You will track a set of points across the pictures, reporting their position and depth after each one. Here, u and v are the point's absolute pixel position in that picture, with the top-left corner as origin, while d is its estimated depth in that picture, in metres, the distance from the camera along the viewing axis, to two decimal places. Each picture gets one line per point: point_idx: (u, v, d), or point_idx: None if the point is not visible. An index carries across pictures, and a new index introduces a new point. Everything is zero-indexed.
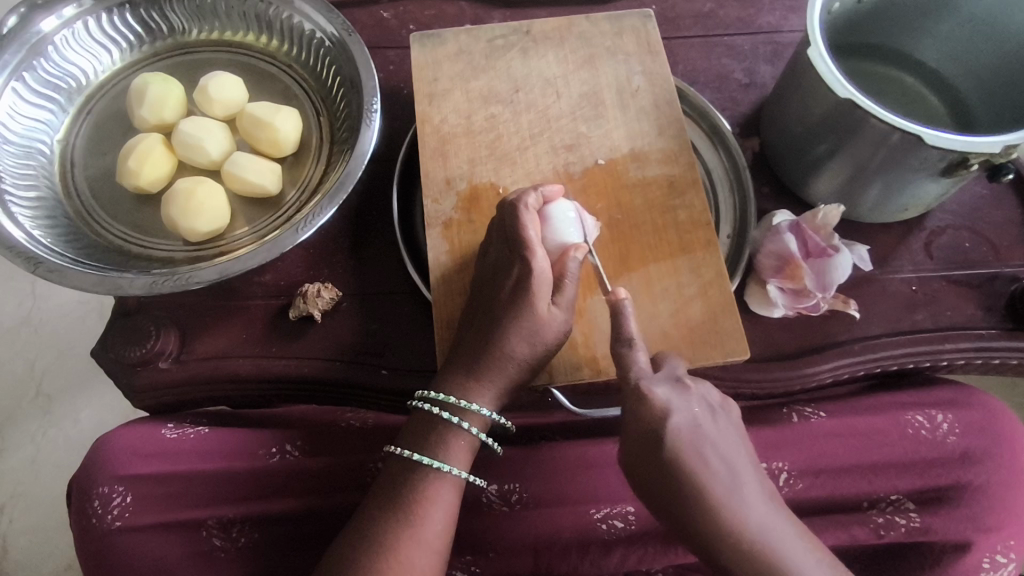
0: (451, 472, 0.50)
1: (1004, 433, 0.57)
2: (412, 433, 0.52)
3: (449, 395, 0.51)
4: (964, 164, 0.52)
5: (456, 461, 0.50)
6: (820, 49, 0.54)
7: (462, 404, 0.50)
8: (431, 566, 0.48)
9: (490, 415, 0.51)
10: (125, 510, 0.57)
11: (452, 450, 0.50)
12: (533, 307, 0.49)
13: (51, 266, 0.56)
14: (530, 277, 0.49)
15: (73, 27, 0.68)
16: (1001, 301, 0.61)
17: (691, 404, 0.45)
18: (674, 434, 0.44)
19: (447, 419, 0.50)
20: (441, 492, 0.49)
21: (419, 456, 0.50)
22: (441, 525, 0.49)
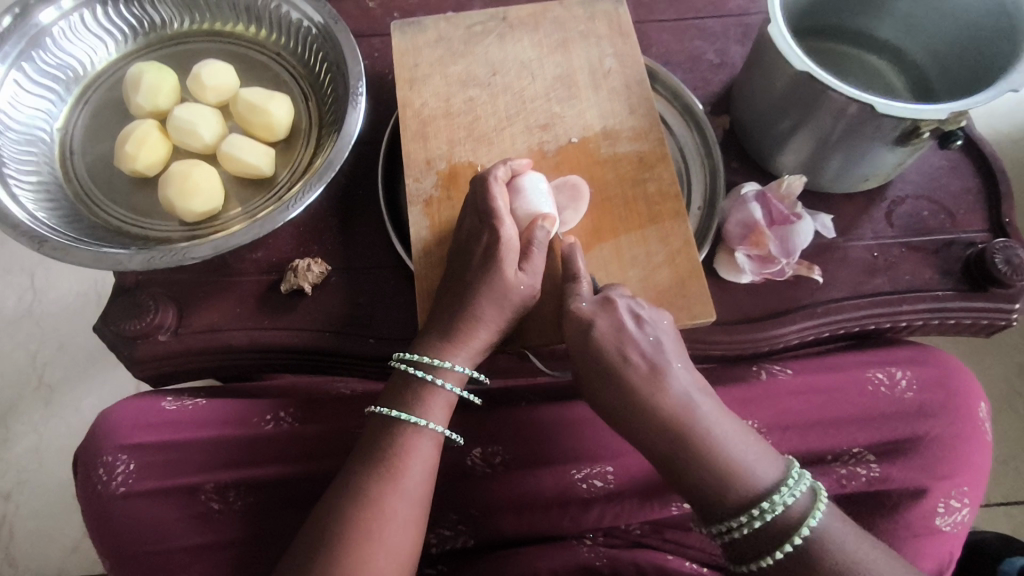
0: (429, 427, 0.53)
1: (959, 389, 0.61)
2: (391, 392, 0.55)
3: (422, 354, 0.54)
4: (917, 132, 0.55)
5: (433, 416, 0.53)
6: (779, 27, 0.57)
7: (435, 362, 0.53)
8: (414, 515, 0.51)
9: (465, 372, 0.54)
10: (128, 476, 0.60)
11: (430, 408, 0.53)
12: (500, 273, 0.52)
13: (55, 244, 0.59)
14: (498, 244, 0.53)
15: (70, 19, 0.70)
16: (958, 265, 0.64)
17: (615, 311, 0.53)
18: (596, 335, 0.52)
19: (422, 377, 0.53)
20: (421, 444, 0.53)
21: (396, 413, 0.53)
22: (421, 476, 0.52)
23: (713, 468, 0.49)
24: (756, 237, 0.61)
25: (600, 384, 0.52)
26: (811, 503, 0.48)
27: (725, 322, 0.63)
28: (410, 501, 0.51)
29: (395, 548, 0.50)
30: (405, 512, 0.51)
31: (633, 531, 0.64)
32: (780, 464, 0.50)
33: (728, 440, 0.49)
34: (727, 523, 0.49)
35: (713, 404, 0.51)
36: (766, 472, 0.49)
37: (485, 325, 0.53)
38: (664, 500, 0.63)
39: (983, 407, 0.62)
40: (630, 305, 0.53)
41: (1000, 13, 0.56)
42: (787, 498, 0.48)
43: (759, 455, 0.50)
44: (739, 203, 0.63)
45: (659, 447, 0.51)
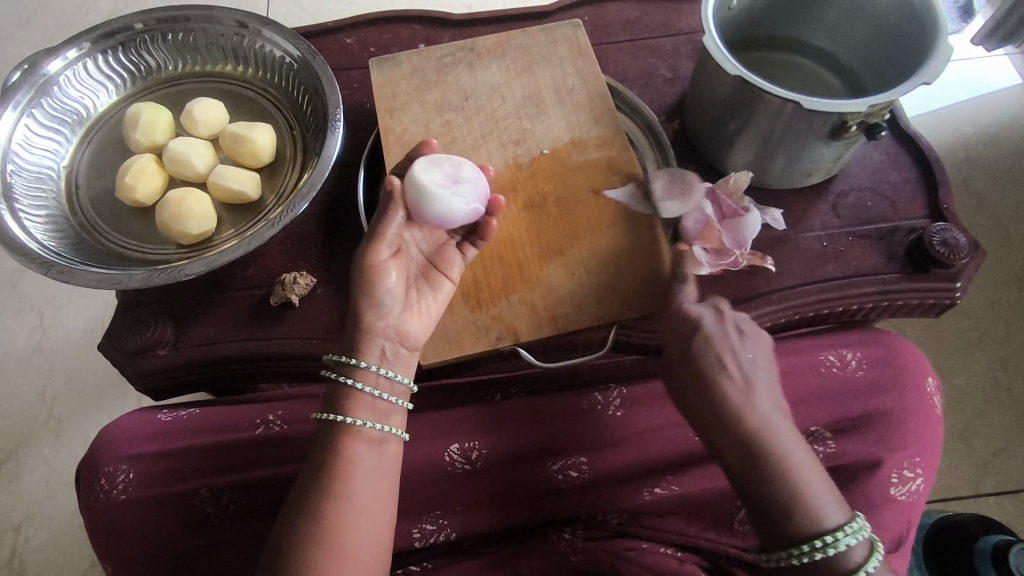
0: (361, 426, 0.56)
1: (907, 365, 0.65)
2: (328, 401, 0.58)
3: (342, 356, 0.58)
4: (845, 126, 0.60)
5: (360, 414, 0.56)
6: (712, 36, 0.62)
7: (352, 362, 0.57)
8: (388, 506, 0.55)
9: (377, 370, 0.57)
10: (129, 484, 0.64)
11: (356, 407, 0.56)
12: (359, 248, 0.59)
13: (62, 269, 0.64)
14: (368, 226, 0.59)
15: (75, 68, 0.77)
16: (900, 250, 0.68)
17: (724, 326, 0.58)
18: (705, 340, 0.57)
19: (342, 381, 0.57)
20: (360, 449, 0.55)
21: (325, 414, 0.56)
22: (388, 479, 0.56)
23: (786, 490, 0.51)
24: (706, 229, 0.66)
25: (689, 390, 0.57)
26: (869, 551, 0.49)
27: (693, 311, 0.67)
28: (373, 497, 0.54)
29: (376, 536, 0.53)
30: (376, 502, 0.54)
31: (613, 521, 0.65)
32: (846, 508, 0.51)
33: (802, 467, 0.52)
34: (782, 551, 0.50)
35: (793, 436, 0.53)
36: (832, 510, 0.50)
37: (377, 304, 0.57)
38: (637, 485, 0.65)
39: (931, 383, 0.66)
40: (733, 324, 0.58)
41: (913, 16, 0.62)
42: (847, 537, 0.48)
43: (829, 494, 0.51)
44: (690, 197, 0.67)
45: (736, 465, 0.53)
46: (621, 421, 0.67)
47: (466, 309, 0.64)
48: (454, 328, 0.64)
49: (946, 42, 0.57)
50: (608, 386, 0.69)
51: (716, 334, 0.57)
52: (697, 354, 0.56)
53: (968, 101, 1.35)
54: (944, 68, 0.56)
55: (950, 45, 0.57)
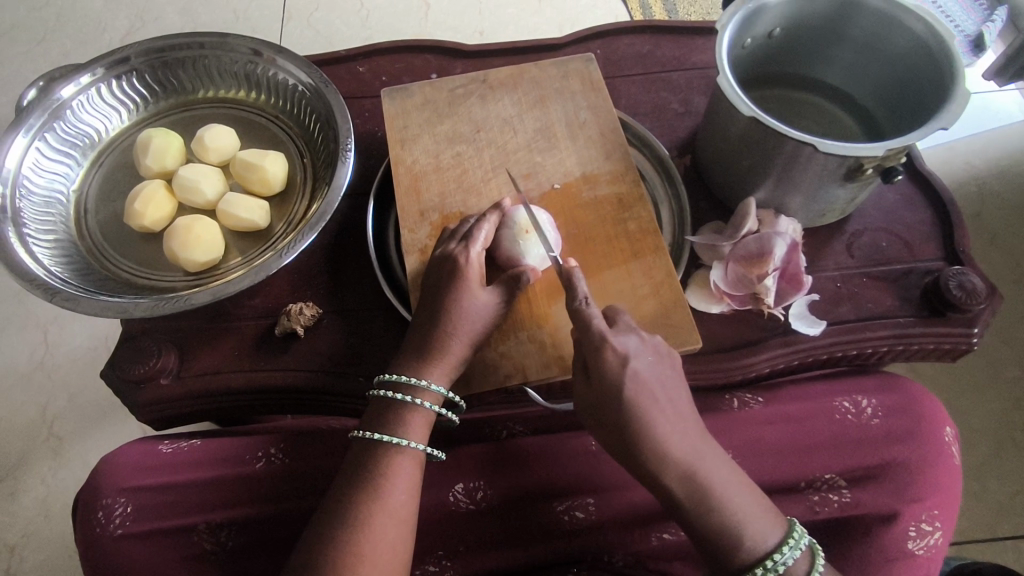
0: (410, 447, 0.57)
1: (925, 414, 0.64)
2: (372, 416, 0.59)
3: (399, 376, 0.58)
4: (860, 168, 0.60)
5: (414, 436, 0.57)
6: (727, 77, 0.62)
7: (411, 382, 0.57)
8: (402, 532, 0.54)
9: (441, 391, 0.58)
10: (126, 518, 0.62)
11: (410, 428, 0.57)
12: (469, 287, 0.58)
13: (67, 295, 0.64)
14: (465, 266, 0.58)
15: (88, 93, 0.77)
16: (917, 293, 0.67)
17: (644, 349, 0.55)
18: (631, 379, 0.53)
19: (401, 399, 0.57)
20: (402, 465, 0.56)
21: (376, 435, 0.57)
22: (405, 495, 0.55)
23: (725, 517, 0.52)
24: (760, 274, 0.65)
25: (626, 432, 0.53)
26: (809, 560, 0.53)
27: (703, 352, 0.66)
28: (396, 515, 0.54)
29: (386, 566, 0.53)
30: (395, 525, 0.54)
31: (618, 563, 0.64)
32: (780, 527, 0.54)
33: (737, 498, 0.53)
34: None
35: (725, 470, 0.54)
36: (769, 531, 0.53)
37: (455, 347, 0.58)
38: (645, 531, 0.64)
39: (949, 432, 0.64)
40: (648, 344, 0.55)
41: (928, 59, 0.61)
42: (792, 552, 0.52)
43: (764, 515, 0.54)
44: (753, 239, 0.66)
45: (682, 496, 0.53)
46: None
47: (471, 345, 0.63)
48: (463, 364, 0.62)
49: (963, 87, 0.57)
50: None
51: (652, 366, 0.54)
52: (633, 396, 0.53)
53: (979, 135, 1.34)
54: (962, 113, 0.55)
55: (967, 90, 0.56)
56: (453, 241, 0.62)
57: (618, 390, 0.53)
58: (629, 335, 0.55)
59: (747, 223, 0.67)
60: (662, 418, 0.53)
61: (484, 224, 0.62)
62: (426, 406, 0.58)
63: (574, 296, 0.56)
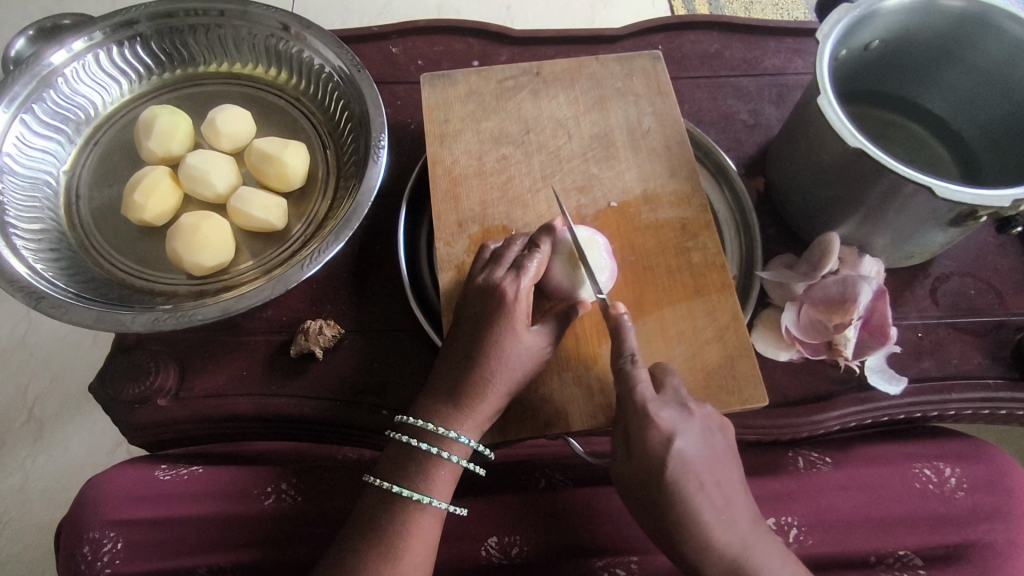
0: (431, 505, 0.49)
1: (1015, 489, 0.58)
2: (389, 463, 0.50)
3: (426, 422, 0.50)
4: (973, 216, 0.52)
5: (437, 492, 0.49)
6: (830, 97, 0.54)
7: (440, 432, 0.49)
8: None
9: (471, 445, 0.50)
10: (115, 556, 0.55)
11: (434, 482, 0.49)
12: (514, 328, 0.49)
13: (53, 302, 0.55)
14: (507, 303, 0.50)
15: (83, 60, 0.67)
16: (1007, 350, 0.61)
17: (694, 429, 0.46)
18: (674, 464, 0.45)
19: (425, 450, 0.49)
20: (422, 525, 0.48)
21: (396, 487, 0.48)
22: (421, 558, 0.48)
23: None
24: (841, 323, 0.57)
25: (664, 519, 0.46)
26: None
27: (768, 406, 0.59)
28: None
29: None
30: None
31: None
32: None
33: None
34: None
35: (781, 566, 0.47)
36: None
37: (493, 397, 0.50)
38: None
39: None
40: (698, 416, 0.47)
41: None
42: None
43: None
44: (833, 282, 0.58)
45: None
46: None
47: None
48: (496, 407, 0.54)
49: None
50: None
51: (700, 446, 0.46)
52: (674, 485, 0.45)
53: None
54: None
55: None
56: (500, 268, 0.52)
57: (657, 471, 0.45)
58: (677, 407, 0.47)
59: (828, 263, 0.59)
60: (705, 502, 0.46)
61: (538, 253, 0.52)
62: (453, 459, 0.49)
63: (622, 353, 0.47)
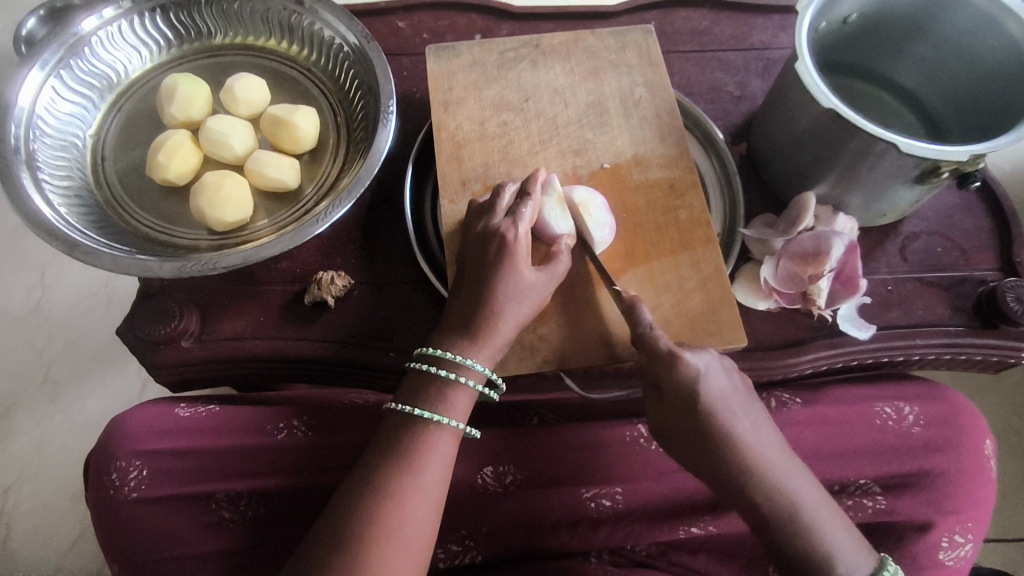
0: (450, 425, 0.53)
1: (967, 425, 0.63)
2: (408, 389, 0.55)
3: (445, 351, 0.54)
4: (935, 172, 0.57)
5: (454, 415, 0.54)
6: (807, 64, 0.58)
7: (458, 359, 0.53)
8: (428, 514, 0.51)
9: (486, 372, 0.54)
10: (141, 482, 0.60)
11: (450, 407, 0.53)
12: (516, 266, 0.54)
13: (87, 249, 0.60)
14: (510, 245, 0.54)
15: (109, 29, 0.72)
16: (969, 303, 0.65)
17: (720, 372, 0.52)
18: (706, 396, 0.50)
19: (445, 376, 0.53)
20: (438, 441, 0.53)
21: (419, 411, 0.53)
22: (439, 475, 0.52)
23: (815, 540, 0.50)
24: (815, 274, 0.62)
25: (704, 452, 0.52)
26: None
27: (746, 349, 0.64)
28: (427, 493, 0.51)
29: (409, 544, 0.50)
30: (422, 507, 0.51)
31: (639, 551, 0.65)
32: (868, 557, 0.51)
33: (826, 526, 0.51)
34: None
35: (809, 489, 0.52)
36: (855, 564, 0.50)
37: (499, 334, 0.54)
38: (672, 524, 0.63)
39: (989, 445, 0.63)
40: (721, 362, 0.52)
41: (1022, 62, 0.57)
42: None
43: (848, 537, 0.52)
44: (808, 237, 0.63)
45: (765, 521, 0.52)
46: (659, 457, 0.64)
47: None
48: None
49: None
50: None
51: (727, 385, 0.52)
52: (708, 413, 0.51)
53: None
54: None
55: None
56: (497, 214, 0.57)
57: (691, 398, 0.50)
58: (698, 352, 0.51)
59: (804, 219, 0.64)
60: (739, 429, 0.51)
61: (529, 200, 0.57)
62: (469, 385, 0.54)
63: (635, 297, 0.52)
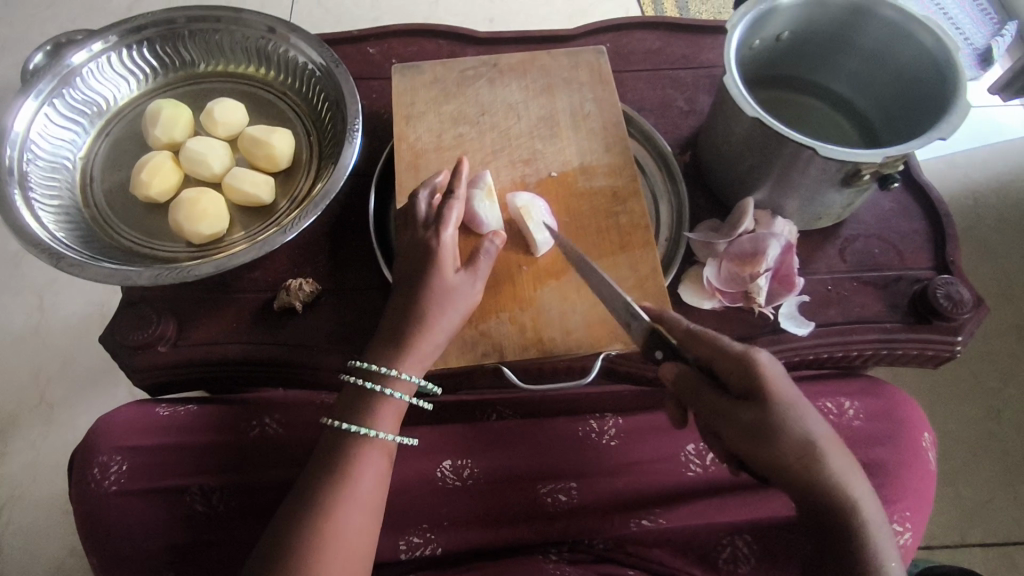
0: (378, 438, 0.56)
1: (904, 419, 0.66)
2: (343, 404, 0.58)
3: (372, 364, 0.58)
4: (858, 175, 0.60)
5: (383, 427, 0.57)
6: (734, 77, 0.62)
7: (384, 371, 0.57)
8: (361, 522, 0.54)
9: (415, 381, 0.58)
10: (121, 476, 0.63)
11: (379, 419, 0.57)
12: (441, 268, 0.59)
13: (71, 261, 0.65)
14: (438, 248, 0.59)
15: (99, 60, 0.77)
16: (904, 300, 0.69)
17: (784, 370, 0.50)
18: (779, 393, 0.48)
19: (372, 388, 0.57)
20: (370, 453, 0.56)
21: (348, 424, 0.56)
22: (371, 485, 0.55)
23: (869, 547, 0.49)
24: (753, 274, 0.66)
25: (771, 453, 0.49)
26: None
27: None
28: (361, 498, 0.54)
29: (351, 544, 0.53)
30: (355, 508, 0.54)
31: (598, 546, 0.64)
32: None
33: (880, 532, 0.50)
34: None
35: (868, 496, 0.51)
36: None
37: (435, 336, 0.58)
38: (624, 517, 0.64)
39: (927, 438, 0.66)
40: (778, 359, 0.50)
41: (936, 71, 0.62)
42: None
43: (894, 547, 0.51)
44: (748, 239, 0.67)
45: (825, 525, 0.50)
46: (613, 451, 0.66)
47: None
48: None
49: (966, 100, 0.58)
50: (605, 415, 0.68)
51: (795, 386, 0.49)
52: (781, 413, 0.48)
53: (981, 149, 1.37)
54: (958, 128, 0.57)
55: (969, 104, 0.58)
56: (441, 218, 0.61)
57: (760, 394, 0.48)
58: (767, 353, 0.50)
59: (745, 222, 0.68)
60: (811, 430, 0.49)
61: (454, 202, 0.62)
62: (397, 396, 0.57)
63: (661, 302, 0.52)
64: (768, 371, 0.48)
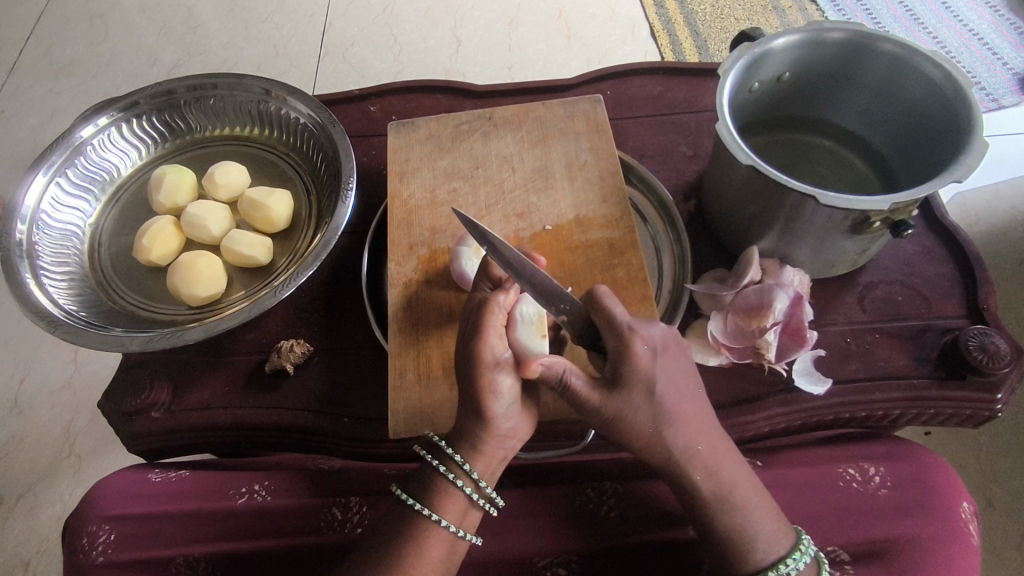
0: (445, 528, 0.51)
1: (939, 485, 0.60)
2: (413, 480, 0.53)
3: (445, 445, 0.51)
4: (867, 222, 0.55)
5: (448, 515, 0.51)
6: (726, 122, 0.58)
7: (455, 459, 0.50)
8: None
9: (479, 479, 0.51)
10: (108, 546, 0.63)
11: (446, 503, 0.51)
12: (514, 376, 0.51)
13: (69, 328, 0.66)
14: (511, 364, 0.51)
15: (107, 132, 0.80)
16: (933, 352, 0.63)
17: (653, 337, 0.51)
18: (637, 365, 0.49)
19: (441, 472, 0.51)
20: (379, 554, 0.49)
21: (411, 502, 0.51)
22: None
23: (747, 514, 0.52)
24: (760, 329, 0.61)
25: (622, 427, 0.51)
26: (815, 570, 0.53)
27: None
28: None
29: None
30: None
31: None
32: (789, 537, 0.53)
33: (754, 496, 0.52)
34: None
35: (737, 474, 0.53)
36: (774, 544, 0.52)
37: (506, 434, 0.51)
38: None
39: (966, 508, 0.60)
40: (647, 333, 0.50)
41: (943, 101, 0.58)
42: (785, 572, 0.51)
43: (772, 526, 0.52)
44: (753, 290, 0.62)
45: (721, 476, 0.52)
46: (613, 523, 0.61)
47: (443, 386, 0.61)
48: (430, 404, 0.60)
49: (982, 137, 0.53)
50: (604, 483, 0.63)
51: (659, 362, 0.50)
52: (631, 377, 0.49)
53: None
54: (977, 166, 0.51)
55: (986, 141, 0.53)
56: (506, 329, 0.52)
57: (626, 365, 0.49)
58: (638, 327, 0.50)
59: (750, 272, 0.63)
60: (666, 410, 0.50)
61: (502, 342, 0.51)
62: (465, 490, 0.51)
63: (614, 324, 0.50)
64: (636, 359, 0.49)
